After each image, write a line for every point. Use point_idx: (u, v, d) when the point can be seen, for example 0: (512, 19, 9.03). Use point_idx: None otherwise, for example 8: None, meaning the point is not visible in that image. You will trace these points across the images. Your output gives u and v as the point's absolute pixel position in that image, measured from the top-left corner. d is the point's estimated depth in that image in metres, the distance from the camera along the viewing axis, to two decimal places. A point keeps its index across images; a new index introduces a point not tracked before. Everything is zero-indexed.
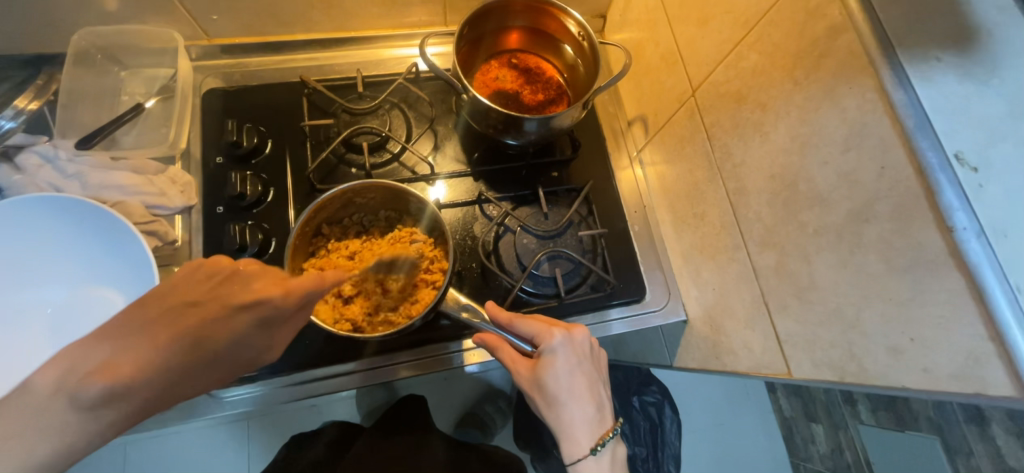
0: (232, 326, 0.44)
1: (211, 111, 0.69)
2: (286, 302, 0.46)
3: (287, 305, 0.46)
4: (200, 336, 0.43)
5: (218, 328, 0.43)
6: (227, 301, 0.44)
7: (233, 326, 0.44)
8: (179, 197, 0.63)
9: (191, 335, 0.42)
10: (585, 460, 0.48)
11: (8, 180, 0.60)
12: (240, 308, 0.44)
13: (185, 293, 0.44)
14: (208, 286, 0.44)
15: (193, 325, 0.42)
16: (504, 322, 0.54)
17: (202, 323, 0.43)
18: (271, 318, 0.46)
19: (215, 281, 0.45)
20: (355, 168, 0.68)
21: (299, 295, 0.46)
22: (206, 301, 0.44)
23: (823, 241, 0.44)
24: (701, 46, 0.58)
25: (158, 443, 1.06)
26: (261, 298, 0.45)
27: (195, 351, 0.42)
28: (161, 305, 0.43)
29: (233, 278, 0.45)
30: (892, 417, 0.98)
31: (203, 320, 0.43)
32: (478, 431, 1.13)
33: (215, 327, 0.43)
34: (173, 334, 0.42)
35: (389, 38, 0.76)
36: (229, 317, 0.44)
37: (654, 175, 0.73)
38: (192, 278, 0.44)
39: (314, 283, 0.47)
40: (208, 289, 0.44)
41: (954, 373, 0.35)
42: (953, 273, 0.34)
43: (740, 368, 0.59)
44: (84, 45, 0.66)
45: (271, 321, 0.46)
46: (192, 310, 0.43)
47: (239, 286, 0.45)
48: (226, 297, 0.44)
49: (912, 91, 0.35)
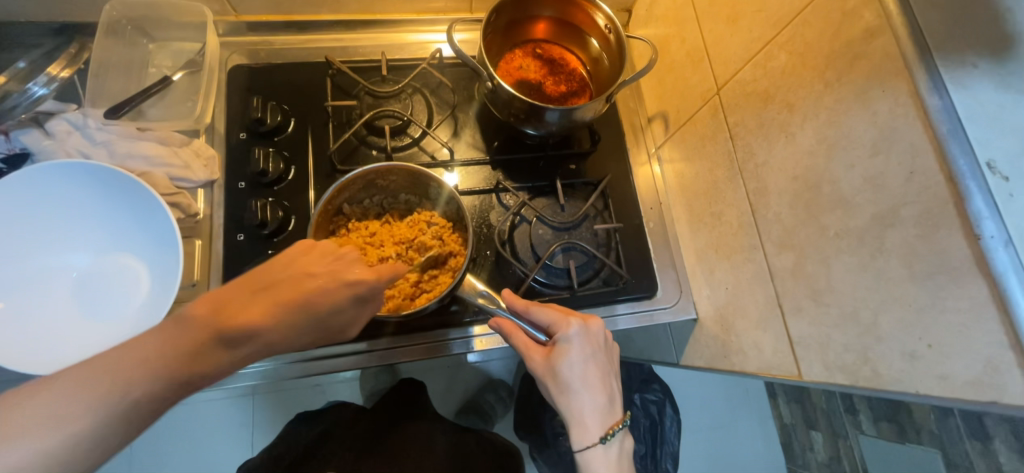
0: (337, 299, 0.47)
1: (237, 87, 0.70)
2: (380, 283, 0.49)
3: (381, 285, 0.50)
4: (305, 304, 0.45)
5: (330, 301, 0.46)
6: (336, 277, 0.47)
7: (337, 298, 0.47)
8: (203, 171, 0.65)
9: (308, 299, 0.45)
10: (593, 448, 0.49)
11: (38, 146, 0.61)
12: (347, 285, 0.47)
13: (305, 264, 0.47)
14: (323, 260, 0.48)
15: (309, 291, 0.45)
16: (520, 309, 0.55)
17: (319, 296, 0.46)
18: (368, 301, 0.50)
19: (324, 256, 0.48)
20: (376, 151, 0.69)
21: (389, 280, 0.50)
22: (322, 274, 0.47)
23: (843, 244, 0.44)
24: (729, 45, 0.58)
25: (168, 413, 1.08)
26: (364, 280, 0.48)
27: (306, 317, 0.45)
28: (278, 274, 0.46)
29: (342, 260, 0.49)
30: (894, 428, 0.99)
31: (317, 290, 0.46)
32: (479, 418, 1.14)
33: (319, 299, 0.46)
34: (290, 296, 0.44)
35: (414, 23, 0.76)
36: (336, 289, 0.47)
37: (672, 172, 0.73)
38: (304, 257, 0.48)
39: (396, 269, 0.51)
40: (319, 264, 0.48)
41: (971, 380, 0.35)
42: (977, 281, 0.34)
43: (748, 368, 0.59)
44: (115, 16, 0.67)
45: (364, 299, 0.49)
46: (308, 281, 0.46)
47: (345, 267, 0.49)
48: (339, 272, 0.48)
49: (947, 97, 0.34)
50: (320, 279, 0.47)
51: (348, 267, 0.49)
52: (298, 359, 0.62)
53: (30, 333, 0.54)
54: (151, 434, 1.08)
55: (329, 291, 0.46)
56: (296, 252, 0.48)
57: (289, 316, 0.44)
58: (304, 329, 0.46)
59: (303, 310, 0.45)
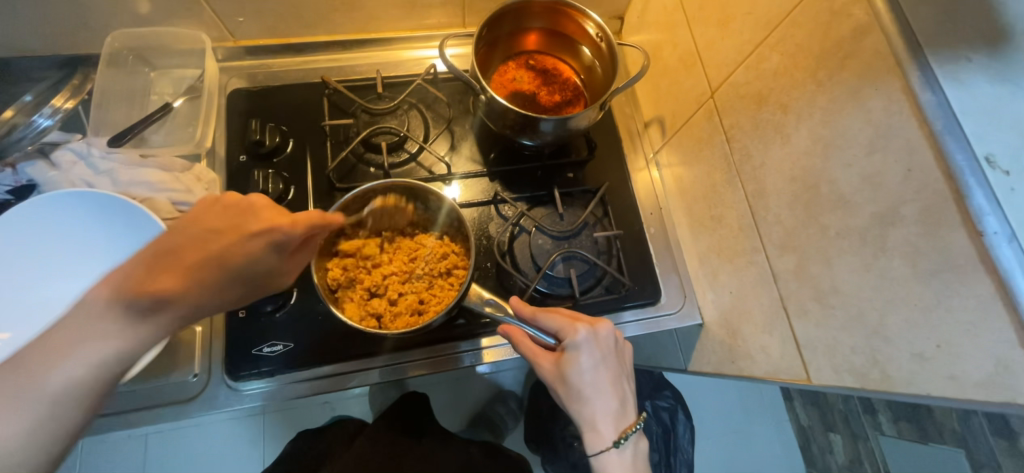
0: (252, 251, 0.43)
1: (237, 111, 0.71)
2: (295, 230, 0.45)
3: (295, 233, 0.45)
4: (218, 261, 0.41)
5: (234, 253, 0.42)
6: (242, 229, 0.43)
7: (251, 254, 0.43)
8: (204, 194, 0.65)
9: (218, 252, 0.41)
10: (608, 453, 0.48)
11: (44, 177, 0.62)
12: (255, 235, 0.43)
13: (208, 223, 0.43)
14: (227, 215, 0.44)
15: (219, 248, 0.41)
16: (528, 316, 0.54)
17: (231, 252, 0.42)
18: (285, 250, 0.46)
19: (233, 212, 0.44)
20: (374, 168, 0.70)
21: (305, 227, 0.46)
22: (226, 230, 0.43)
23: (845, 245, 0.44)
24: (721, 48, 0.58)
25: (179, 432, 1.09)
26: (274, 226, 0.44)
27: (221, 272, 0.41)
28: (182, 236, 0.42)
29: (246, 213, 0.45)
30: (914, 428, 0.96)
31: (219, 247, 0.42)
32: (489, 432, 1.14)
33: (229, 254, 0.42)
34: (197, 258, 0.41)
35: (408, 40, 0.77)
36: (241, 242, 0.43)
37: (671, 177, 0.73)
38: (205, 213, 0.43)
39: (314, 218, 0.48)
40: (230, 220, 0.44)
41: (983, 381, 0.34)
42: (982, 278, 0.33)
43: (757, 373, 0.58)
44: (116, 46, 0.69)
45: (281, 249, 0.45)
46: (212, 238, 0.42)
47: (249, 218, 0.45)
48: (241, 225, 0.44)
49: (940, 92, 0.34)
50: (227, 235, 0.43)
51: (254, 216, 0.45)
52: (301, 379, 0.62)
53: None
54: (162, 456, 1.08)
55: (236, 243, 0.42)
56: (198, 210, 0.44)
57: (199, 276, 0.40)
58: (227, 287, 0.42)
59: (217, 266, 0.41)
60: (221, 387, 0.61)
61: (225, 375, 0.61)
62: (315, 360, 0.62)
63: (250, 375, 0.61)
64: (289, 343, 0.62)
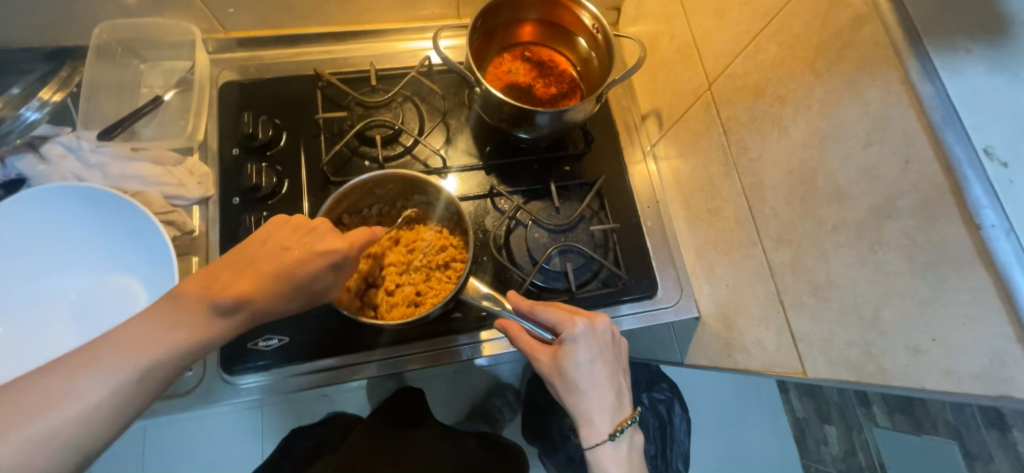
0: (315, 269, 0.47)
1: (229, 103, 0.70)
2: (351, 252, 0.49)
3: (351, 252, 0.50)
4: (287, 274, 0.45)
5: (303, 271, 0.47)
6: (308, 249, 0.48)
7: (314, 270, 0.47)
8: (197, 188, 0.65)
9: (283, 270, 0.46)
10: (603, 446, 0.48)
11: (34, 171, 0.61)
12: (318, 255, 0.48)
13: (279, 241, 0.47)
14: (298, 236, 0.48)
15: (290, 263, 0.46)
16: (525, 310, 0.54)
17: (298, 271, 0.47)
18: (348, 270, 0.51)
19: (301, 233, 0.49)
20: (368, 161, 0.69)
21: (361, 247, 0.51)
22: (297, 247, 0.47)
23: (842, 238, 0.43)
24: (718, 39, 0.57)
25: (176, 427, 1.09)
26: (335, 250, 0.48)
27: (288, 286, 0.45)
28: (256, 251, 0.46)
29: (314, 232, 0.49)
30: (908, 419, 0.97)
31: (283, 263, 0.46)
32: (488, 425, 1.12)
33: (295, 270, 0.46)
34: (271, 270, 0.45)
35: (402, 31, 0.76)
36: (306, 261, 0.47)
37: (668, 169, 0.72)
38: (279, 232, 0.48)
39: (367, 234, 0.52)
40: (298, 240, 0.48)
41: (977, 374, 0.34)
42: (978, 272, 0.33)
43: (753, 366, 0.58)
44: (105, 38, 0.67)
45: (340, 269, 0.49)
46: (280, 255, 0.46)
47: (317, 238, 0.49)
48: (310, 245, 0.48)
49: (940, 84, 0.33)
50: (296, 252, 0.47)
51: (320, 237, 0.49)
52: (297, 374, 0.62)
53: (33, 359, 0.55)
54: (160, 451, 1.07)
55: (303, 260, 0.47)
56: (270, 228, 0.48)
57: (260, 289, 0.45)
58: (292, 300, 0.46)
59: (284, 280, 0.45)
60: (216, 382, 0.61)
61: (220, 370, 0.61)
62: (310, 354, 0.62)
63: (246, 369, 0.61)
64: (284, 338, 0.61)
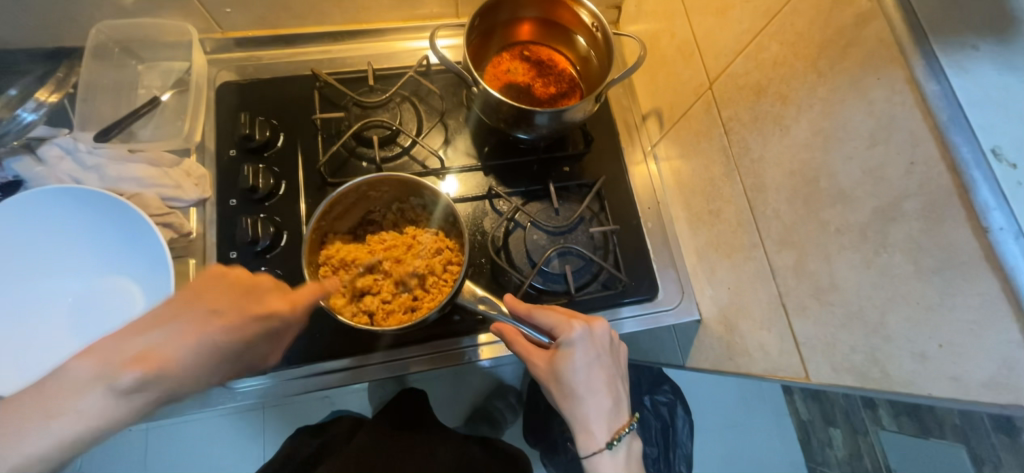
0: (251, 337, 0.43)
1: (226, 104, 0.70)
2: (293, 316, 0.47)
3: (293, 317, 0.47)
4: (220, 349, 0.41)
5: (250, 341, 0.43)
6: (249, 313, 0.43)
7: (252, 340, 0.43)
8: (194, 189, 0.64)
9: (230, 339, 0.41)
10: (600, 454, 0.48)
11: (30, 173, 0.61)
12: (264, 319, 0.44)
13: (213, 301, 0.42)
14: (235, 294, 0.43)
15: (222, 335, 0.41)
16: (522, 313, 0.53)
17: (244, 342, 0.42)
18: (280, 332, 0.46)
19: (241, 291, 0.43)
20: (365, 162, 0.68)
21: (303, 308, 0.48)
22: (230, 311, 0.42)
23: (845, 240, 0.42)
24: (719, 37, 0.56)
25: (178, 428, 1.09)
26: (276, 312, 0.45)
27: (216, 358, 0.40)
28: (182, 313, 0.40)
29: (253, 293, 0.44)
30: (914, 423, 0.96)
31: (233, 330, 0.41)
32: (489, 426, 1.11)
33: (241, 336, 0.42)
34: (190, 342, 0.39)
35: (400, 31, 0.75)
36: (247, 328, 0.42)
37: (669, 170, 0.71)
38: (216, 289, 0.42)
39: (318, 290, 0.49)
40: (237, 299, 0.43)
41: (986, 382, 0.33)
42: (986, 276, 0.32)
43: (755, 370, 0.57)
44: (101, 39, 0.68)
45: (278, 334, 0.46)
46: (217, 320, 0.41)
47: (254, 299, 0.44)
48: (248, 307, 0.43)
49: (946, 82, 0.32)
50: (231, 316, 0.42)
51: (259, 298, 0.45)
52: (293, 377, 0.61)
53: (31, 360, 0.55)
54: (162, 451, 1.08)
55: (242, 328, 0.42)
56: (201, 282, 0.43)
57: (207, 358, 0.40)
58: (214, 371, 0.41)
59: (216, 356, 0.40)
60: (213, 385, 0.61)
61: None
62: (307, 358, 0.61)
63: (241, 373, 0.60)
64: None
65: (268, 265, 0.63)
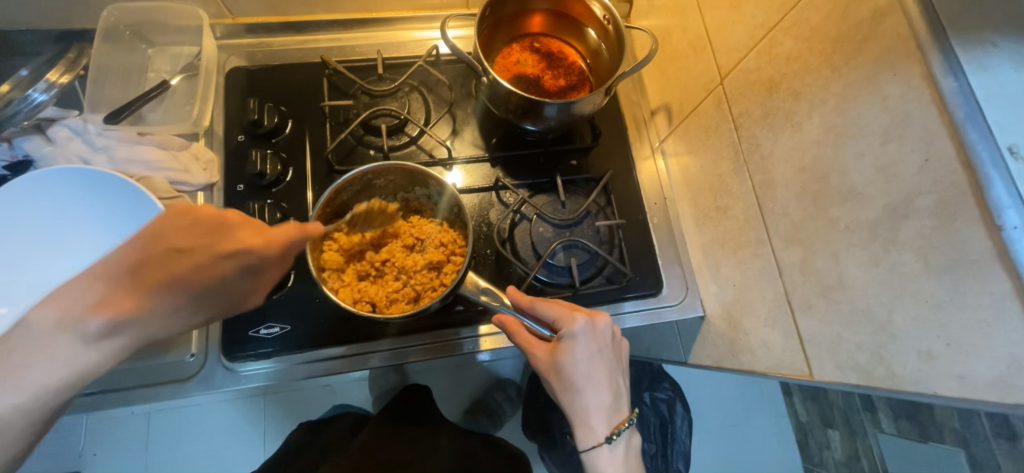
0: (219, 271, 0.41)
1: (235, 89, 0.70)
2: (268, 252, 0.44)
3: (270, 254, 0.44)
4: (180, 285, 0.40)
5: (215, 276, 0.41)
6: (213, 250, 0.41)
7: (220, 274, 0.41)
8: (202, 174, 0.64)
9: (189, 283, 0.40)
10: (598, 448, 0.48)
11: (39, 152, 0.62)
12: (227, 256, 0.42)
13: (172, 239, 0.41)
14: (195, 233, 0.41)
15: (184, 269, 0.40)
16: (524, 305, 0.53)
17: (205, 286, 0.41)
18: (255, 267, 0.44)
19: (202, 230, 0.42)
20: (373, 150, 0.68)
21: (280, 245, 0.45)
22: (194, 249, 0.41)
23: (854, 238, 0.42)
24: (732, 32, 0.56)
25: (181, 412, 1.10)
26: (247, 248, 0.43)
27: (188, 294, 0.40)
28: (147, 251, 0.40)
29: (221, 229, 0.43)
30: (914, 426, 0.96)
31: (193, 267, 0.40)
32: (488, 420, 1.12)
33: (204, 273, 0.41)
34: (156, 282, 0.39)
35: (411, 20, 0.75)
36: (214, 264, 0.41)
37: (676, 166, 0.71)
38: (176, 226, 0.41)
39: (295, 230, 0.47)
40: (193, 239, 0.41)
41: (992, 381, 0.33)
42: (998, 274, 0.32)
43: (758, 367, 0.57)
44: (112, 21, 0.67)
45: (253, 269, 0.44)
46: (183, 258, 0.40)
47: (221, 234, 0.42)
48: (213, 245, 0.42)
49: (963, 78, 0.32)
50: (197, 255, 0.41)
51: (229, 233, 0.43)
52: (296, 363, 0.62)
53: None
54: (165, 434, 1.09)
55: (207, 264, 0.41)
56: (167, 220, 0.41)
57: (164, 299, 0.40)
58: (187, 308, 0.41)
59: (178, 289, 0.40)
60: (218, 369, 0.61)
61: (222, 356, 0.61)
62: (311, 344, 0.62)
63: (246, 358, 0.60)
64: (286, 326, 0.61)
65: None
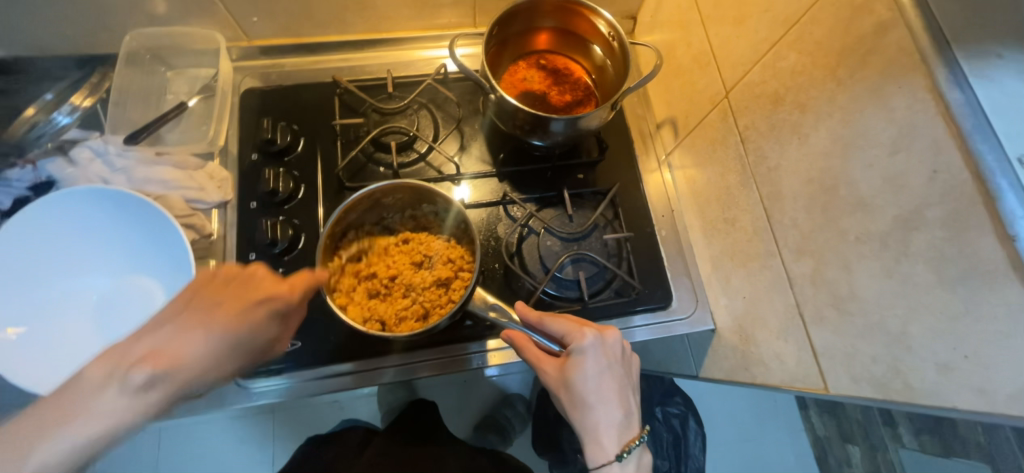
0: (255, 318, 0.45)
1: (249, 109, 0.72)
2: (295, 295, 0.48)
3: (295, 300, 0.48)
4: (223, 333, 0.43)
5: (251, 322, 0.45)
6: (246, 299, 0.45)
7: (256, 321, 0.45)
8: (217, 192, 0.66)
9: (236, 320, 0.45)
10: (609, 465, 0.47)
11: (63, 173, 0.64)
12: (260, 302, 0.46)
13: (210, 296, 0.45)
14: (226, 289, 0.46)
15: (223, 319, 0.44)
16: (534, 321, 0.53)
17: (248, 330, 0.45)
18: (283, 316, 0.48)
19: (233, 284, 0.47)
20: (383, 167, 0.70)
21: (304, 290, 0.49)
22: (230, 301, 0.45)
23: (865, 249, 0.42)
24: (736, 46, 0.57)
25: (191, 428, 1.10)
26: (275, 294, 0.47)
27: (225, 341, 0.43)
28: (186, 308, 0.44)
29: (249, 281, 0.47)
30: (937, 442, 0.95)
31: (231, 316, 0.44)
32: (496, 436, 1.12)
33: (241, 319, 0.45)
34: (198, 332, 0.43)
35: (420, 40, 0.77)
36: (248, 310, 0.45)
37: (683, 178, 0.71)
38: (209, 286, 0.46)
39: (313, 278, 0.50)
40: (229, 291, 0.46)
41: (1013, 394, 0.32)
42: (1013, 285, 0.31)
43: (771, 381, 0.56)
44: (134, 46, 0.70)
45: (283, 316, 0.48)
46: (220, 310, 0.44)
47: (250, 287, 0.47)
48: (247, 293, 0.46)
49: (969, 90, 0.32)
50: (233, 302, 0.45)
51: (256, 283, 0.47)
52: (306, 379, 0.62)
53: (55, 353, 0.57)
54: (175, 450, 1.09)
55: (243, 309, 0.45)
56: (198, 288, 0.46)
57: (205, 344, 0.43)
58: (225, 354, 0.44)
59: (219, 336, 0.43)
60: (229, 384, 0.62)
61: None
62: (321, 359, 0.62)
63: (257, 373, 0.61)
64: (297, 341, 0.62)
65: (287, 266, 0.64)
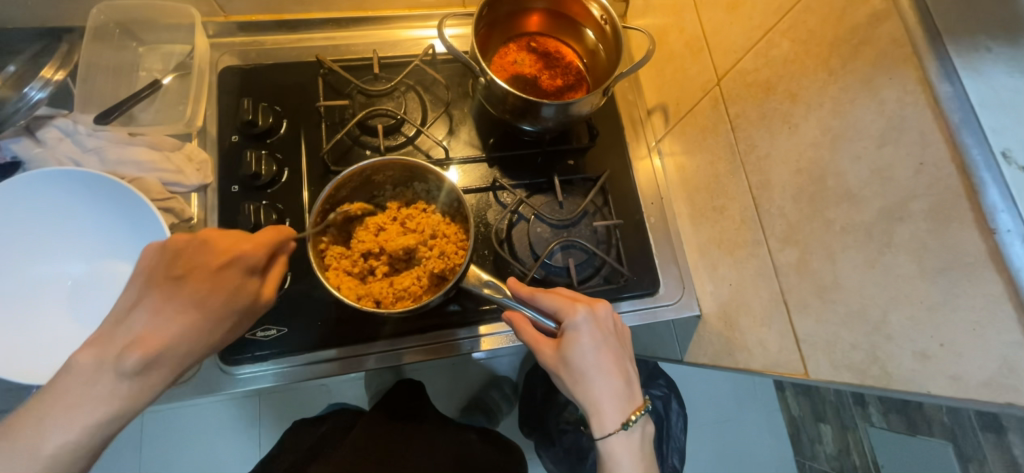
0: (230, 277, 0.43)
1: (229, 89, 0.69)
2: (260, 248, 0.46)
3: (262, 253, 0.46)
4: (206, 297, 0.42)
5: (225, 281, 0.43)
6: (213, 267, 0.43)
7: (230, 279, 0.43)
8: (196, 175, 0.64)
9: (242, 273, 0.44)
10: (616, 435, 0.47)
11: (29, 154, 0.61)
12: (227, 264, 0.43)
13: (173, 269, 0.42)
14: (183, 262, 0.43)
15: (198, 286, 0.42)
16: (526, 297, 0.53)
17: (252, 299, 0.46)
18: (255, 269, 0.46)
19: (191, 251, 0.43)
20: (369, 151, 0.68)
21: (268, 247, 0.47)
22: (195, 272, 0.42)
23: (850, 239, 0.43)
24: (729, 33, 0.56)
25: (178, 409, 1.09)
26: (240, 253, 0.44)
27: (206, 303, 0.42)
28: (158, 288, 0.42)
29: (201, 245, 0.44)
30: (903, 420, 0.99)
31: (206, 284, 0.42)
32: (484, 416, 1.13)
33: (218, 283, 0.43)
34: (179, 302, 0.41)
35: (406, 18, 0.75)
36: (219, 274, 0.43)
37: (673, 166, 0.71)
38: (168, 261, 0.43)
39: (274, 234, 0.48)
40: (184, 263, 0.43)
41: (985, 381, 0.33)
42: (992, 277, 0.32)
43: (753, 366, 0.58)
44: (102, 19, 0.66)
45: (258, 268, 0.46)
46: (186, 282, 0.42)
47: (208, 253, 0.43)
48: (207, 263, 0.43)
49: (959, 83, 0.33)
50: (200, 275, 0.42)
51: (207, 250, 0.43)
52: (293, 365, 0.61)
53: (29, 342, 0.54)
54: (159, 433, 1.08)
55: (212, 275, 0.43)
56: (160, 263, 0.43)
57: (187, 312, 0.41)
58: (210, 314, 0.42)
59: (200, 301, 0.42)
60: (213, 372, 0.61)
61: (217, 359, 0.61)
62: (308, 346, 0.61)
63: (242, 360, 0.60)
64: (282, 328, 0.61)
65: None
